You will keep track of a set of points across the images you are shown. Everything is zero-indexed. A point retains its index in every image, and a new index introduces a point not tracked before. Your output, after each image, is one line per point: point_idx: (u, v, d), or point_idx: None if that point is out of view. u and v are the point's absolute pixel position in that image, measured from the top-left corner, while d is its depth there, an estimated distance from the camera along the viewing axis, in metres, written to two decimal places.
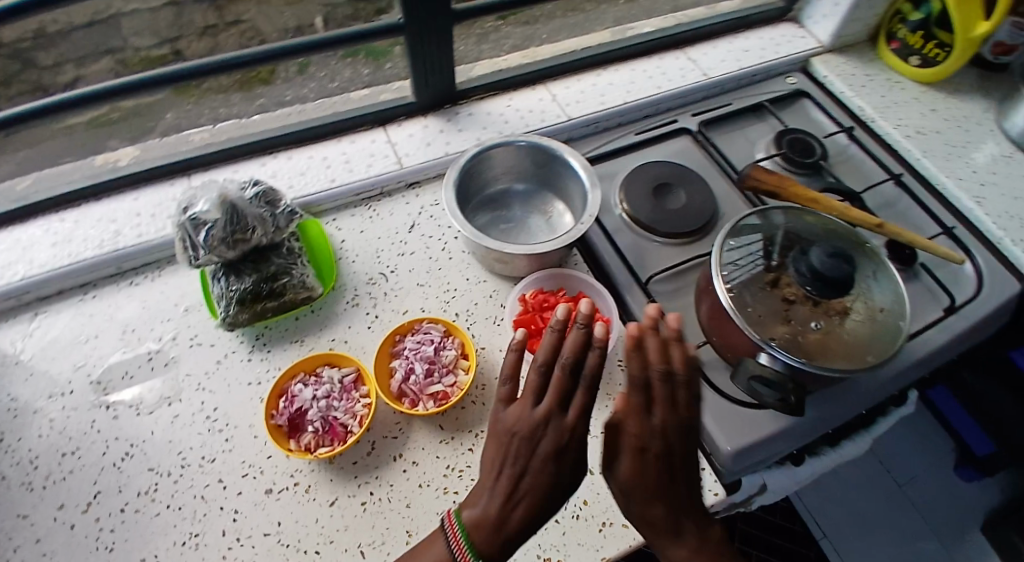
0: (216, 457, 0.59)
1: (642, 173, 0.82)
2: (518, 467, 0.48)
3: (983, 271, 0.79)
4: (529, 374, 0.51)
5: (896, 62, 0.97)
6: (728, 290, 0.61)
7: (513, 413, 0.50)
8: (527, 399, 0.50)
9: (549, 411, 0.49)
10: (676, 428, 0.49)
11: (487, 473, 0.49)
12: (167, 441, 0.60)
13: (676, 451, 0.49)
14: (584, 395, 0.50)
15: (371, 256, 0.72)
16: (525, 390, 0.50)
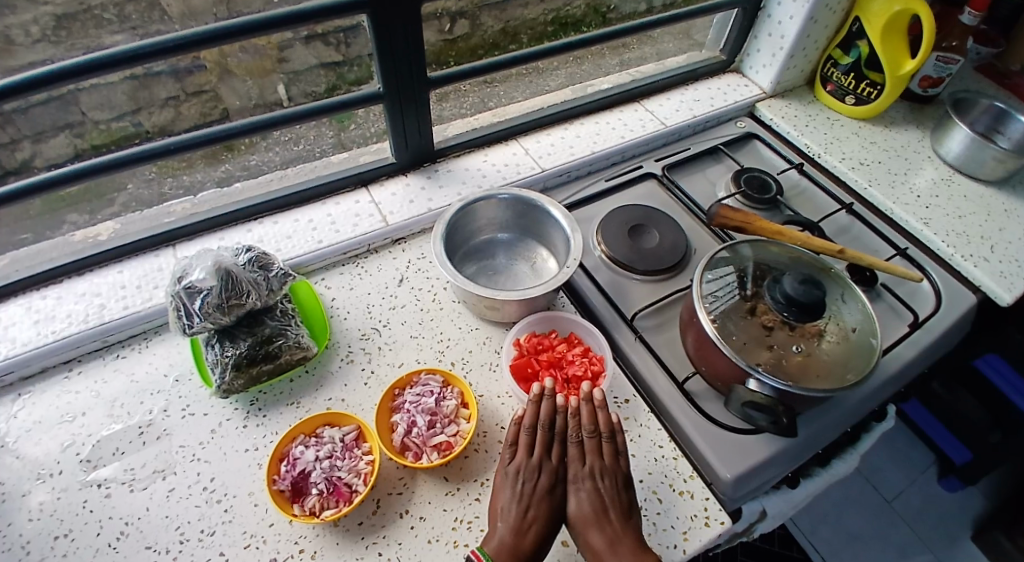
0: (216, 530, 0.57)
1: (616, 216, 0.86)
2: (522, 502, 0.56)
3: (939, 285, 0.84)
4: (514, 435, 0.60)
5: (833, 102, 1.06)
6: (712, 320, 0.64)
7: (505, 470, 0.58)
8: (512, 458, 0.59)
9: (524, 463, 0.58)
10: (612, 477, 0.58)
11: (498, 508, 0.56)
12: (163, 517, 0.58)
13: (608, 492, 0.56)
14: (558, 449, 0.60)
15: (362, 312, 0.73)
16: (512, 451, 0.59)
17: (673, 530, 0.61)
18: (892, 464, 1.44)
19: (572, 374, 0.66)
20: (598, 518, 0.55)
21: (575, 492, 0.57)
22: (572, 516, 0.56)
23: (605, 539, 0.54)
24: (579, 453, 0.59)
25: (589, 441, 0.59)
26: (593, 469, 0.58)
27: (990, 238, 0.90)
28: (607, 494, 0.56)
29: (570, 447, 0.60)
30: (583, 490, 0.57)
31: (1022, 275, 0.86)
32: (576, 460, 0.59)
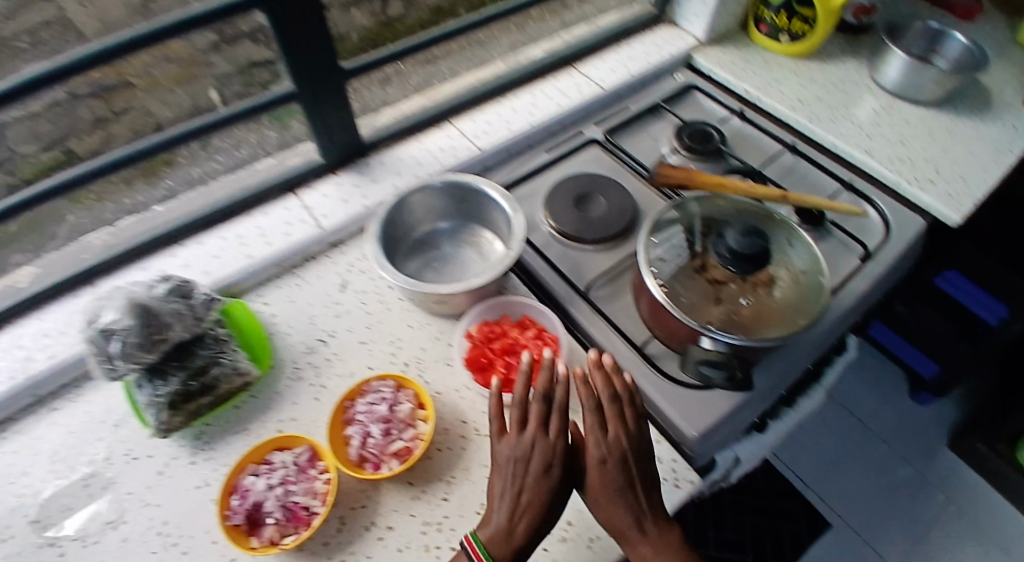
0: None
1: (561, 187, 0.84)
2: (517, 485, 0.53)
3: (887, 215, 0.84)
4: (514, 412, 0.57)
5: (767, 42, 1.04)
6: (661, 284, 0.62)
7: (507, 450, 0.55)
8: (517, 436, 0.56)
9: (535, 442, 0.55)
10: (625, 446, 0.56)
11: (495, 491, 0.54)
12: None
13: (628, 464, 0.55)
14: (557, 422, 0.56)
15: (305, 323, 0.70)
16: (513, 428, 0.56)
17: None
18: (868, 392, 1.47)
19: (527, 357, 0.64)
20: (610, 495, 0.54)
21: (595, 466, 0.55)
22: (591, 489, 0.55)
23: (630, 515, 0.53)
24: (597, 423, 0.57)
25: (610, 409, 0.57)
26: (616, 439, 0.56)
27: (934, 161, 0.90)
28: (621, 469, 0.55)
29: (586, 415, 0.57)
30: (604, 462, 0.55)
31: (968, 194, 0.86)
32: (596, 431, 0.56)
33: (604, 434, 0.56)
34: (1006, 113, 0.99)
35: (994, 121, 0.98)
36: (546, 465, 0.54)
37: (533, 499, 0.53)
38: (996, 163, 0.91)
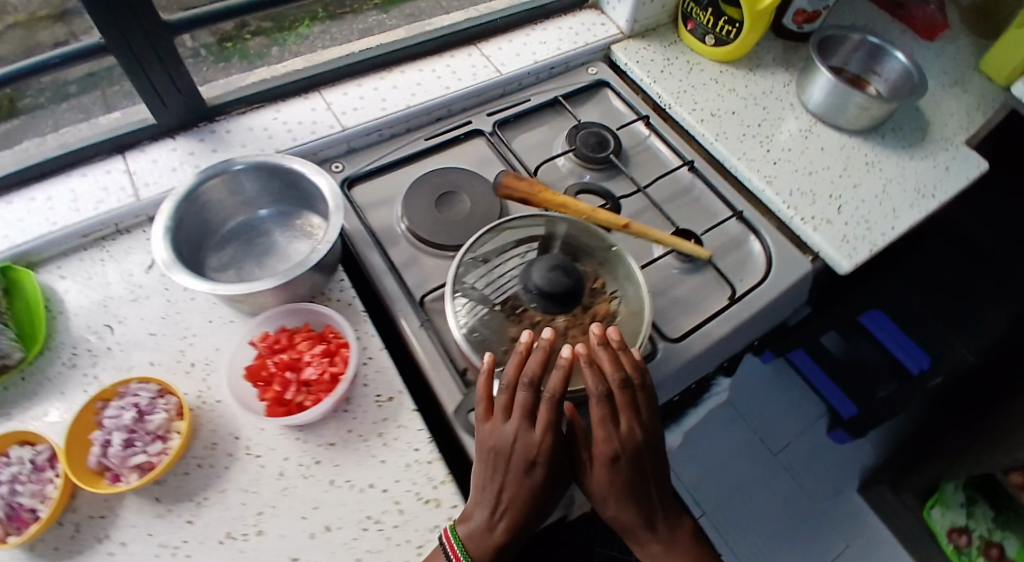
0: None
1: (426, 182, 0.76)
2: (497, 481, 0.52)
3: (770, 251, 0.78)
4: (524, 392, 0.53)
5: (694, 43, 0.96)
6: (457, 296, 0.60)
7: (509, 440, 0.52)
8: (526, 423, 0.53)
9: (535, 436, 0.52)
10: (616, 452, 0.54)
11: (481, 485, 0.53)
12: None
13: (641, 460, 0.55)
14: (550, 415, 0.53)
15: (97, 306, 0.65)
16: (524, 412, 0.53)
17: (408, 544, 0.54)
18: (781, 416, 1.43)
19: (308, 377, 0.58)
20: (619, 494, 0.54)
21: (598, 462, 0.54)
22: (593, 483, 0.55)
23: (637, 514, 0.55)
24: (603, 416, 0.54)
25: (616, 402, 0.54)
26: (618, 437, 0.54)
27: (840, 198, 0.83)
28: (630, 464, 0.54)
29: (595, 407, 0.55)
30: (603, 460, 0.54)
31: (866, 239, 0.79)
32: (601, 424, 0.54)
33: (615, 425, 0.55)
34: (940, 151, 0.89)
35: (923, 158, 0.88)
36: (530, 463, 0.52)
37: (514, 497, 0.52)
38: (910, 207, 0.83)
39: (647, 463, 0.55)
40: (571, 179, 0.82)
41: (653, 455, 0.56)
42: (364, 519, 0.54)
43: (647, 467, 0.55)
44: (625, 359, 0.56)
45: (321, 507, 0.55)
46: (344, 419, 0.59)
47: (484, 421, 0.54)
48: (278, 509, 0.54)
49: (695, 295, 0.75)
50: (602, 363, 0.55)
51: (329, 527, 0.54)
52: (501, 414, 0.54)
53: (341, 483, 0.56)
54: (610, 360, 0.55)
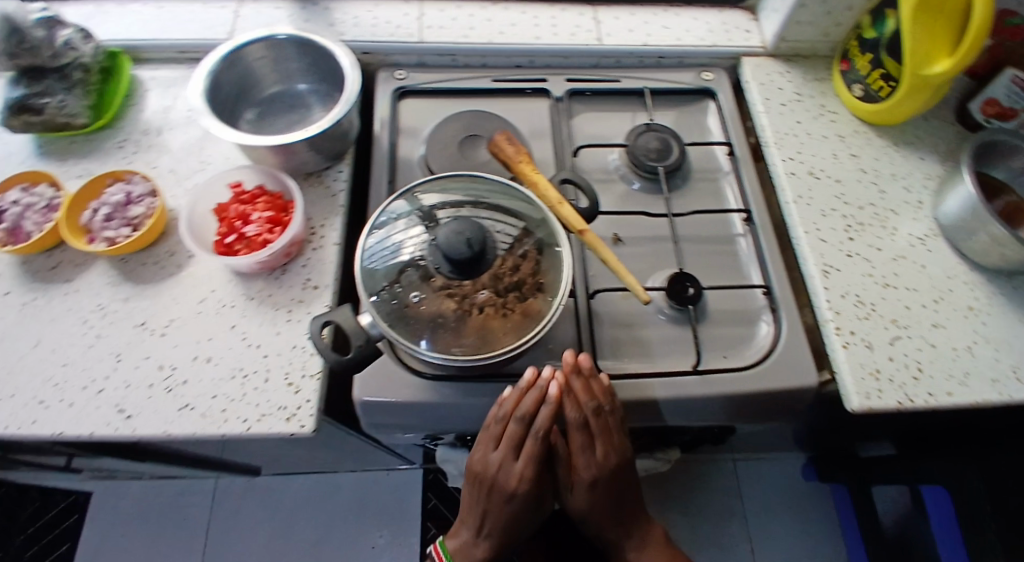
0: None
1: (460, 118, 0.76)
2: (482, 504, 0.63)
3: (785, 333, 0.66)
4: (515, 424, 0.58)
5: (842, 88, 0.81)
6: (386, 220, 0.61)
7: (494, 466, 0.60)
8: (509, 455, 0.59)
9: (515, 470, 0.59)
10: (597, 479, 0.60)
11: (471, 501, 0.64)
12: None
13: (612, 484, 0.61)
14: (533, 448, 0.59)
15: (160, 110, 0.75)
16: (510, 442, 0.59)
17: (255, 407, 0.58)
18: (786, 537, 1.27)
19: (244, 232, 0.63)
20: (595, 508, 0.63)
21: (577, 485, 0.61)
22: (577, 500, 0.63)
23: (611, 522, 0.65)
24: (585, 439, 0.59)
25: (595, 427, 0.58)
26: (596, 460, 0.59)
27: (904, 328, 0.67)
28: (607, 481, 0.61)
29: (576, 432, 0.59)
30: (583, 480, 0.60)
31: (903, 387, 0.64)
32: (583, 448, 0.59)
33: (592, 451, 0.59)
34: None
35: None
36: (510, 492, 0.60)
37: (496, 520, 0.63)
38: (992, 382, 0.64)
39: (620, 486, 0.62)
40: (612, 177, 0.76)
41: (626, 475, 0.62)
42: (235, 370, 0.59)
43: (619, 486, 0.62)
44: (603, 389, 0.59)
45: (213, 340, 0.61)
46: (268, 286, 0.64)
47: (479, 443, 0.61)
48: (185, 325, 0.62)
49: (661, 346, 0.67)
50: (595, 396, 0.58)
51: (210, 359, 0.60)
52: (489, 440, 0.60)
53: (237, 332, 0.61)
54: (593, 395, 0.58)
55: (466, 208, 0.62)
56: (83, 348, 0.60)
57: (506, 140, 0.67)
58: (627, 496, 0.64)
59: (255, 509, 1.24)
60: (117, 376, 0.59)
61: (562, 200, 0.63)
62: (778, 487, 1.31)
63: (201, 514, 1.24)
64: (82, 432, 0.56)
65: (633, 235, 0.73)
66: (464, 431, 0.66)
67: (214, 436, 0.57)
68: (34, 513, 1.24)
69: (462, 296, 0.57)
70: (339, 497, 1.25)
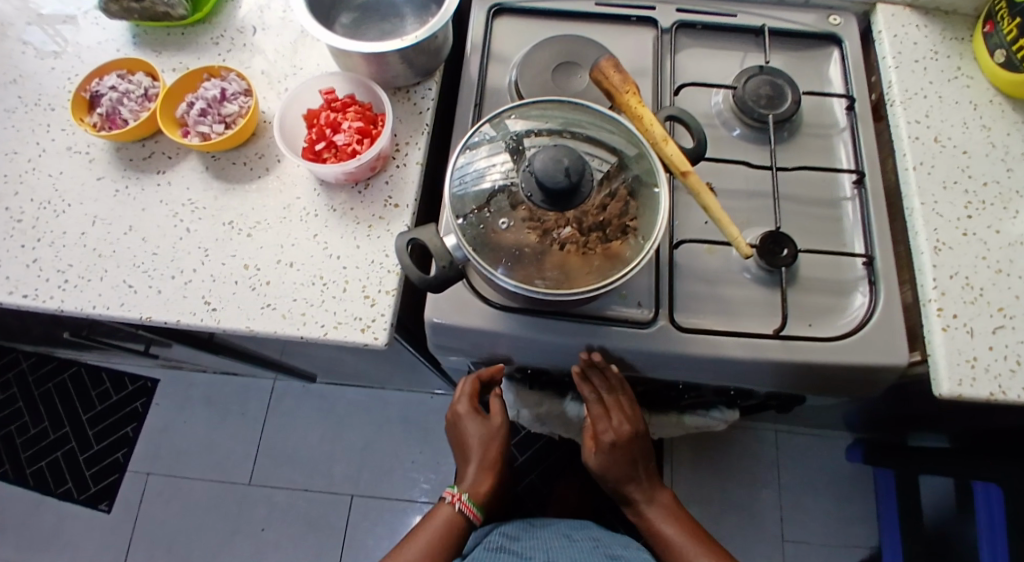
0: (54, 109, 0.69)
1: (558, 42, 0.72)
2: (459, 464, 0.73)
3: (877, 310, 0.62)
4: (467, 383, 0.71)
5: (981, 52, 0.72)
6: (477, 140, 0.59)
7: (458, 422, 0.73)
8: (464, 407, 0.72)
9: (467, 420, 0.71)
10: (615, 444, 0.66)
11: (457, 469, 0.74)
12: (36, 84, 0.70)
13: (630, 449, 0.67)
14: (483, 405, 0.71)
15: (256, 8, 0.73)
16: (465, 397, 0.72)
17: (332, 315, 0.59)
18: (817, 513, 1.26)
19: (333, 140, 0.62)
20: (617, 473, 0.68)
21: (597, 453, 0.68)
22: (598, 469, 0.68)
23: (635, 490, 0.70)
24: (603, 410, 0.65)
25: (609, 397, 0.65)
26: (612, 425, 0.66)
27: (1011, 317, 0.62)
28: (623, 445, 0.67)
29: (594, 405, 0.65)
30: (603, 449, 0.67)
31: (998, 378, 0.60)
32: (600, 417, 0.66)
33: (609, 419, 0.66)
34: None
35: None
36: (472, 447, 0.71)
37: (466, 474, 0.72)
38: None
39: (636, 451, 0.68)
40: (712, 122, 0.72)
41: (640, 442, 0.68)
42: (316, 276, 0.60)
43: (633, 452, 0.68)
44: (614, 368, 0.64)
45: (296, 244, 0.62)
46: (352, 198, 0.64)
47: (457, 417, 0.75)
48: (270, 227, 0.62)
49: (742, 306, 0.64)
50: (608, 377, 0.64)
51: (291, 264, 0.61)
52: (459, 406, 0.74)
53: (319, 241, 0.62)
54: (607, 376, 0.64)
55: (560, 138, 0.59)
56: (172, 239, 0.62)
57: (610, 67, 0.63)
58: (644, 462, 0.69)
59: (303, 415, 1.30)
60: (203, 270, 0.60)
61: (667, 138, 0.59)
62: (817, 465, 1.29)
63: (253, 413, 1.31)
64: (169, 319, 0.59)
65: (726, 187, 0.69)
66: (527, 365, 0.67)
67: (292, 338, 0.58)
68: (104, 393, 1.34)
69: (545, 230, 0.55)
70: (382, 415, 1.30)
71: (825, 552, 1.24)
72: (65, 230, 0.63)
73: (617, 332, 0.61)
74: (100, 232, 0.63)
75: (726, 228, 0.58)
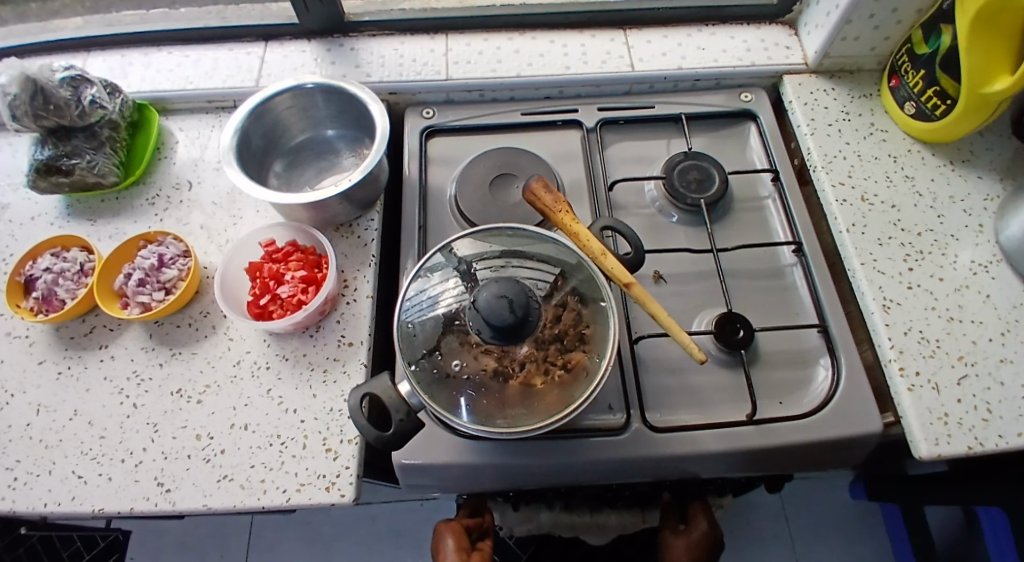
0: None
1: (489, 156, 0.74)
2: None
3: (842, 378, 0.62)
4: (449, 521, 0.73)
5: (891, 105, 0.77)
6: (420, 276, 0.58)
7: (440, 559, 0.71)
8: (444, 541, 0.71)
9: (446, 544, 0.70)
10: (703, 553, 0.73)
11: None
12: None
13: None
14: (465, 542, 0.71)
15: (190, 163, 0.74)
16: (446, 531, 0.72)
17: (293, 477, 0.56)
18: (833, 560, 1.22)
19: (279, 294, 0.62)
20: None
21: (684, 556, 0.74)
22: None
23: None
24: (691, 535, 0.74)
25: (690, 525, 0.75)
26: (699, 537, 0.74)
27: (971, 365, 0.63)
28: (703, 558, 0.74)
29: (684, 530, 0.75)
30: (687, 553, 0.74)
31: (972, 431, 0.60)
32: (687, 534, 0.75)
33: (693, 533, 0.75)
34: None
35: None
36: None
37: None
38: None
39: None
40: (649, 209, 0.74)
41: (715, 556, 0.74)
42: (273, 436, 0.58)
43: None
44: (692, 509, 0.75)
45: (249, 405, 0.60)
46: (304, 344, 0.62)
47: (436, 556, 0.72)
48: (220, 390, 0.60)
49: (710, 393, 0.64)
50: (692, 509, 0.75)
51: (246, 426, 0.59)
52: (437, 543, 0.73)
53: (274, 396, 0.60)
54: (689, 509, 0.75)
55: (502, 263, 0.59)
56: (119, 418, 0.60)
57: (542, 184, 0.63)
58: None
59: (289, 544, 1.24)
60: (154, 448, 0.58)
61: (606, 251, 0.59)
62: (822, 508, 1.27)
63: (235, 552, 1.24)
64: (121, 508, 0.56)
65: (676, 272, 0.70)
66: (505, 487, 0.64)
67: (253, 509, 0.55)
68: (75, 554, 1.25)
69: (501, 358, 0.54)
70: (372, 532, 1.24)
71: None
72: (7, 423, 0.60)
73: (591, 442, 0.60)
74: (44, 422, 0.60)
75: (679, 336, 0.56)
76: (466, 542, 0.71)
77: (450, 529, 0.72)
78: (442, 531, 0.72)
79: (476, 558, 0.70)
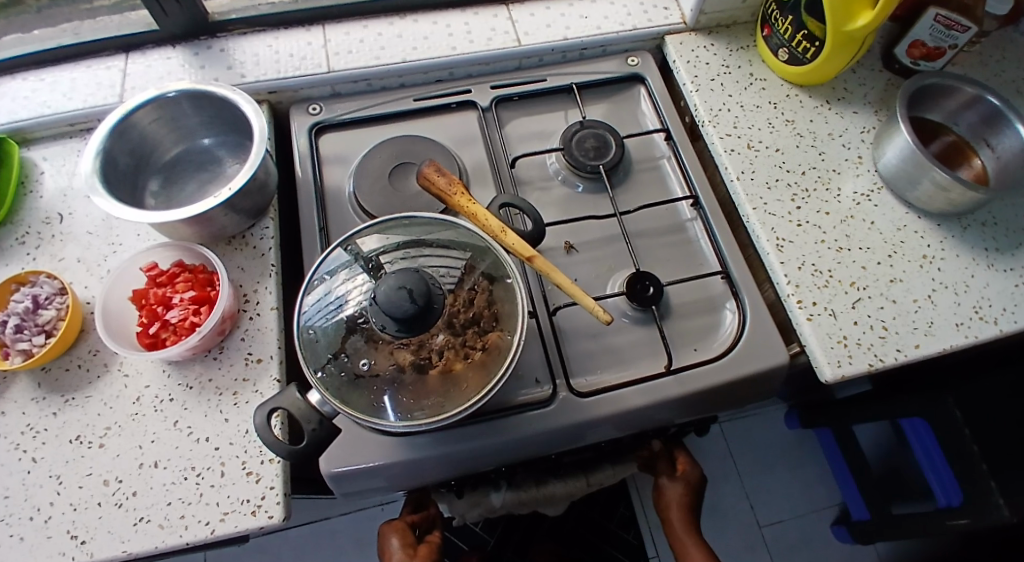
0: None
1: (385, 147, 0.72)
2: None
3: (748, 319, 0.65)
4: (393, 522, 0.73)
5: (767, 54, 0.79)
6: (323, 279, 0.56)
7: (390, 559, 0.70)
8: (392, 540, 0.71)
9: (394, 543, 0.71)
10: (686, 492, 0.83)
11: None
12: None
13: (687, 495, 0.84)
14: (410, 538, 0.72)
15: (59, 194, 0.68)
16: (392, 531, 0.72)
17: (215, 507, 0.54)
18: (781, 489, 1.29)
19: (168, 320, 0.59)
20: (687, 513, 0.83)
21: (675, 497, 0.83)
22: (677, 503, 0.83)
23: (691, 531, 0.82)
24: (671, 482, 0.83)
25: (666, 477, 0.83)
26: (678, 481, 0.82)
27: (863, 289, 0.67)
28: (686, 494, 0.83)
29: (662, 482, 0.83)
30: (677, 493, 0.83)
31: (871, 349, 0.64)
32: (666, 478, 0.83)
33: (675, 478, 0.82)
34: None
35: (1002, 270, 0.68)
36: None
37: None
38: (954, 327, 0.65)
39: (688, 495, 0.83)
40: (553, 182, 0.74)
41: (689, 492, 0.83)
42: (187, 469, 0.55)
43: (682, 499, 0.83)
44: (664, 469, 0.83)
45: (157, 442, 0.57)
46: (208, 368, 0.60)
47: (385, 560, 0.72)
48: (123, 431, 0.57)
49: (630, 351, 0.65)
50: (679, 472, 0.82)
51: (156, 463, 0.56)
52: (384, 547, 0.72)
53: (182, 427, 0.57)
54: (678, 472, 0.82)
55: (409, 253, 0.58)
56: (17, 477, 0.55)
57: (434, 169, 0.63)
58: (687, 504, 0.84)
59: None
60: (58, 503, 0.54)
61: (505, 228, 0.60)
62: (766, 442, 1.33)
63: None
64: None
65: (585, 240, 0.71)
66: (446, 477, 0.64)
67: (177, 547, 0.53)
68: None
69: (418, 346, 0.54)
70: (334, 546, 1.21)
71: (799, 523, 1.27)
72: None
73: (522, 417, 0.61)
74: None
75: (583, 301, 0.57)
76: (411, 538, 0.72)
77: (393, 529, 0.72)
78: (385, 534, 0.73)
79: (422, 550, 0.71)
